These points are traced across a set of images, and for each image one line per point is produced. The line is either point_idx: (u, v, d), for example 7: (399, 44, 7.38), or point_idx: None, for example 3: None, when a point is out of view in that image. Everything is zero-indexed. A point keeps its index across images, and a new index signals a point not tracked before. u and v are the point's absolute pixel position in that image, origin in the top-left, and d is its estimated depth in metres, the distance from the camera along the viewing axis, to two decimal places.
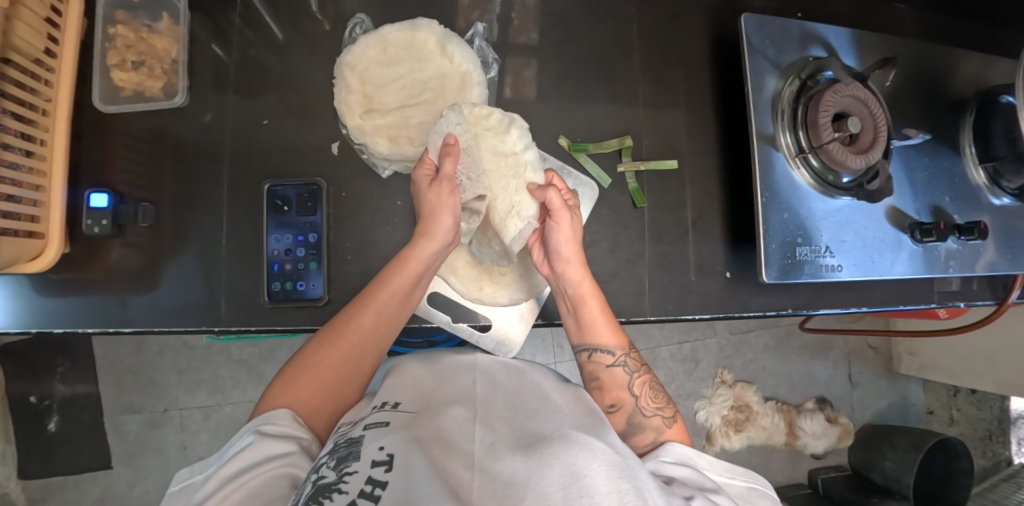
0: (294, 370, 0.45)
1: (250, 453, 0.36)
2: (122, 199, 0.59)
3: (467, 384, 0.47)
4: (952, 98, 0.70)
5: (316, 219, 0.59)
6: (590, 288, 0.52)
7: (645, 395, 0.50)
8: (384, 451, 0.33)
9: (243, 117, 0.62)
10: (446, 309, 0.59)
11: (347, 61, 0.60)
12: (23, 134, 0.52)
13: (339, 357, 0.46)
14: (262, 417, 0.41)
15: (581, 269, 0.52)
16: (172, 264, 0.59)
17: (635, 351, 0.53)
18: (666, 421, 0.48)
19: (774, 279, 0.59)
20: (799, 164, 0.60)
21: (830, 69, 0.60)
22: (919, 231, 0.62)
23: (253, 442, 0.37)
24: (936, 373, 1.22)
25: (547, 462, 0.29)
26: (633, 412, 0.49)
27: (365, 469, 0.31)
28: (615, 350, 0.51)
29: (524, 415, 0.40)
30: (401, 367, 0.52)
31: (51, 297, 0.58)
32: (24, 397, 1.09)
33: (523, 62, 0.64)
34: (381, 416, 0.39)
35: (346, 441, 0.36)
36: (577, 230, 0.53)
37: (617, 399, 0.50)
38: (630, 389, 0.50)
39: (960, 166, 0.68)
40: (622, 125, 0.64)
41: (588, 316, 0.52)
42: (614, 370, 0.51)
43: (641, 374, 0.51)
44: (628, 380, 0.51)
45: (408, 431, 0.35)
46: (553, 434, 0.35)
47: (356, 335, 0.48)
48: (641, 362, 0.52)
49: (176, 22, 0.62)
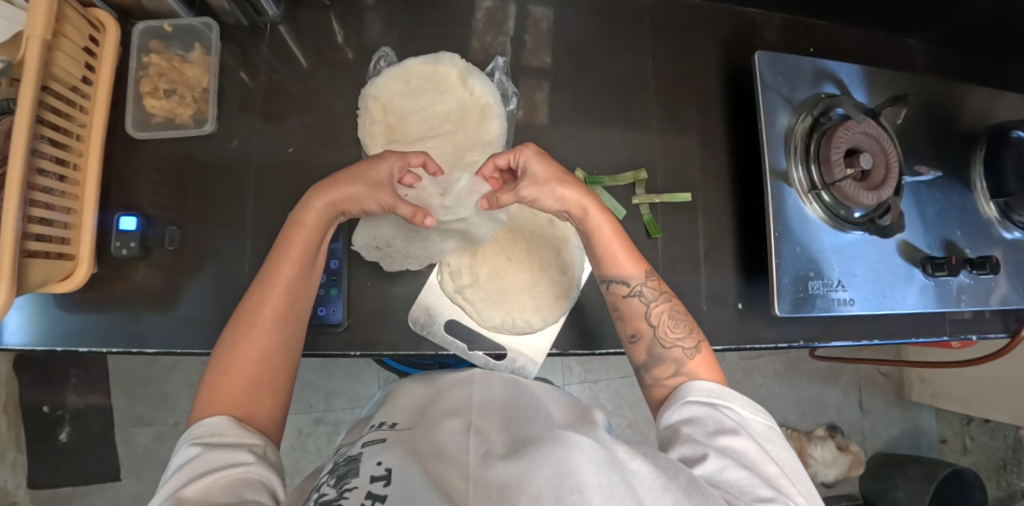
0: (214, 375, 0.42)
1: (198, 466, 0.35)
2: (149, 221, 0.61)
3: (463, 394, 0.48)
4: (963, 133, 0.70)
5: (336, 246, 0.57)
6: (599, 216, 0.51)
7: (665, 324, 0.50)
8: (381, 466, 0.34)
9: (268, 145, 0.64)
10: (462, 337, 0.59)
11: (370, 92, 0.60)
12: (59, 159, 0.54)
13: (256, 347, 0.44)
14: (205, 424, 0.39)
15: (581, 201, 0.51)
16: (195, 286, 0.61)
17: (655, 278, 0.52)
18: (687, 351, 0.48)
19: (787, 312, 0.59)
20: (811, 199, 0.61)
21: (841, 106, 0.61)
22: (931, 265, 0.63)
23: (200, 455, 0.36)
24: (948, 401, 1.21)
25: (539, 462, 0.30)
26: (652, 343, 0.50)
27: (363, 485, 0.32)
28: (632, 278, 0.51)
29: (515, 424, 0.41)
30: (403, 391, 0.53)
31: (76, 317, 0.59)
32: (36, 407, 1.11)
33: (534, 83, 0.66)
34: (376, 436, 0.42)
35: (345, 460, 0.38)
36: (555, 172, 0.51)
37: (637, 330, 0.51)
38: (649, 318, 0.51)
39: (971, 200, 0.69)
40: (637, 156, 0.65)
41: (603, 246, 0.51)
42: (632, 300, 0.51)
43: (661, 302, 0.51)
44: (648, 310, 0.51)
45: (402, 446, 0.36)
46: (542, 437, 0.35)
47: (265, 317, 0.45)
48: (662, 290, 0.52)
49: (207, 52, 0.63)
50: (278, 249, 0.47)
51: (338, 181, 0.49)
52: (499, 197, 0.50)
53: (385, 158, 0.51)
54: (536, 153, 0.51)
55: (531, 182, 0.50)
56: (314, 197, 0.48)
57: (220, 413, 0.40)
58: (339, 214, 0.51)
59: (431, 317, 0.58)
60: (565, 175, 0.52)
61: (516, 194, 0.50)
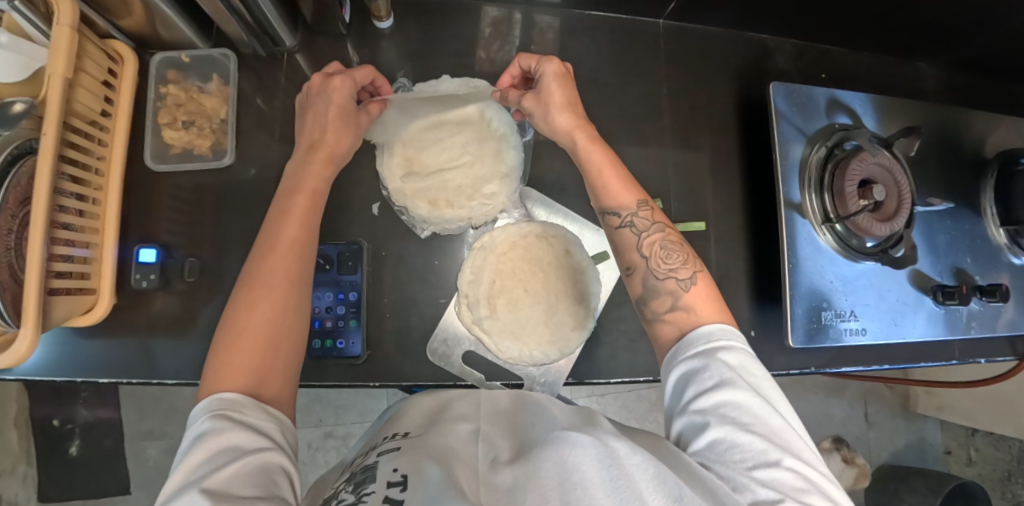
0: (226, 338, 0.42)
1: (218, 446, 0.34)
2: (167, 252, 0.61)
3: (471, 402, 0.48)
4: (974, 160, 0.71)
5: (356, 278, 0.57)
6: (590, 146, 0.52)
7: (655, 255, 0.49)
8: (397, 472, 0.35)
9: (285, 173, 0.64)
10: (479, 367, 0.59)
11: (387, 123, 0.60)
12: (79, 194, 0.54)
13: (269, 306, 0.43)
14: (224, 397, 0.38)
15: (572, 131, 0.53)
16: (214, 316, 0.61)
17: (651, 208, 0.51)
18: (682, 282, 0.47)
19: (799, 343, 0.60)
20: (825, 230, 0.61)
21: (854, 138, 0.61)
22: (942, 293, 0.63)
23: (219, 433, 0.35)
24: (954, 414, 1.22)
25: (543, 462, 0.31)
26: (646, 275, 0.49)
27: (381, 490, 0.33)
28: (624, 210, 0.50)
29: (522, 427, 0.41)
30: (409, 405, 0.52)
31: (96, 347, 0.60)
32: (47, 420, 1.11)
33: None
34: (391, 445, 0.42)
35: (363, 467, 0.40)
36: (560, 97, 0.54)
37: (630, 262, 0.50)
38: (641, 250, 0.49)
39: (981, 227, 0.69)
40: (651, 185, 0.65)
41: (598, 179, 0.51)
42: (623, 232, 0.50)
43: (652, 233, 0.50)
44: (639, 241, 0.50)
45: (415, 451, 0.37)
46: (546, 437, 0.36)
47: (271, 275, 0.45)
48: (656, 221, 0.50)
49: (225, 83, 0.64)
50: (278, 215, 0.48)
51: (325, 145, 0.52)
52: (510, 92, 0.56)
53: (333, 89, 0.52)
54: (558, 68, 0.54)
55: (535, 96, 0.54)
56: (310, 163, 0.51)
57: (229, 388, 0.39)
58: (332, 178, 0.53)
59: (448, 349, 0.58)
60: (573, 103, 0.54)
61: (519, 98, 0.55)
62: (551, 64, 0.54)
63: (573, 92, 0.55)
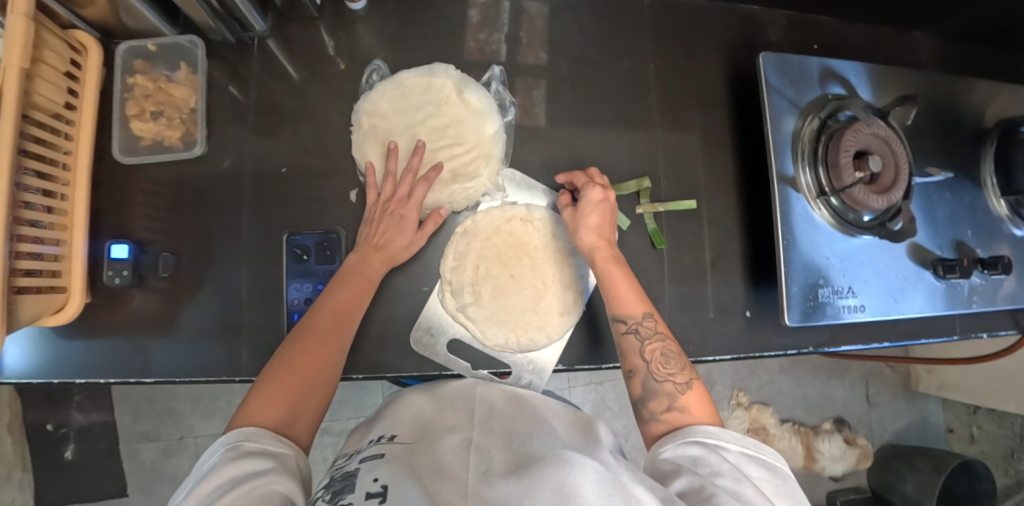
0: (266, 379, 0.42)
1: (231, 471, 0.33)
2: (141, 248, 0.59)
3: (466, 407, 0.49)
4: (974, 130, 0.69)
5: (333, 267, 0.56)
6: (608, 264, 0.52)
7: (657, 361, 0.48)
8: (378, 482, 0.36)
9: (259, 164, 0.62)
10: (465, 356, 0.57)
11: (363, 107, 0.58)
12: (45, 190, 0.52)
13: (314, 358, 0.44)
14: (243, 430, 0.38)
15: (593, 247, 0.53)
16: (193, 313, 0.59)
17: (655, 318, 0.50)
18: (678, 386, 0.46)
19: (796, 322, 0.58)
20: (820, 204, 0.59)
21: (848, 108, 0.60)
22: (942, 267, 0.62)
23: (233, 460, 0.34)
24: (956, 392, 1.21)
25: (537, 480, 0.31)
26: (646, 378, 0.47)
27: (360, 499, 0.34)
28: (630, 316, 0.50)
29: (521, 441, 0.42)
30: (401, 400, 0.53)
31: (74, 347, 0.58)
32: (42, 425, 1.10)
33: (532, 82, 0.63)
34: (376, 450, 0.43)
35: (343, 475, 0.41)
36: (597, 218, 0.54)
37: (632, 365, 0.48)
38: (643, 355, 0.48)
39: (981, 199, 0.67)
40: (640, 165, 0.63)
41: (609, 284, 0.51)
42: (627, 337, 0.50)
43: (656, 340, 0.49)
44: (640, 347, 0.49)
45: (400, 463, 0.38)
46: (544, 456, 0.36)
47: (324, 331, 0.46)
48: (659, 330, 0.50)
49: (193, 72, 0.61)
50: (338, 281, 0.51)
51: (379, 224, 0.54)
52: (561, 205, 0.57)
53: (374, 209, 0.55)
54: (600, 195, 0.54)
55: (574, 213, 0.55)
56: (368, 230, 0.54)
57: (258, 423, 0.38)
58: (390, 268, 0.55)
59: (433, 338, 0.56)
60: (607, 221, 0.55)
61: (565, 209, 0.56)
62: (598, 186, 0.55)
63: (609, 216, 0.55)
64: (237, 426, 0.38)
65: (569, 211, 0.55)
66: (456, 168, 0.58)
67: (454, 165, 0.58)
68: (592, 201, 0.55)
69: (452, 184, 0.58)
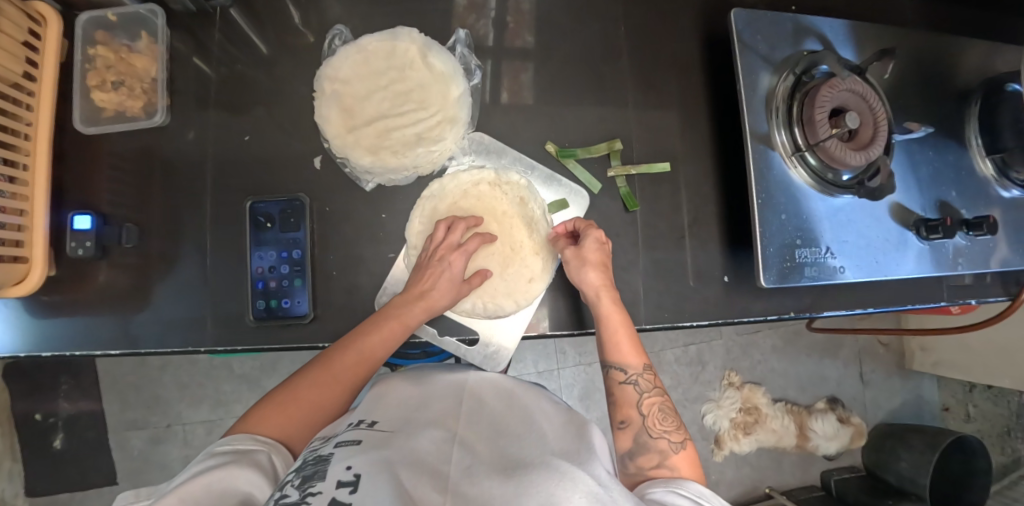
0: (278, 399, 0.46)
1: (198, 467, 0.37)
2: (106, 220, 0.58)
3: (453, 399, 0.48)
4: (957, 89, 0.67)
5: (299, 236, 0.56)
6: (611, 307, 0.52)
7: (654, 416, 0.48)
8: (350, 471, 0.33)
9: (225, 135, 0.61)
10: (433, 322, 0.57)
11: (326, 73, 0.58)
12: (5, 159, 0.52)
13: (327, 392, 0.47)
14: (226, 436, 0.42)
15: (597, 290, 0.52)
16: (161, 286, 0.58)
17: (652, 371, 0.52)
18: (672, 445, 0.46)
19: (772, 283, 0.56)
20: (796, 162, 0.58)
21: (825, 63, 0.58)
22: (925, 228, 0.60)
23: (204, 460, 0.38)
24: (950, 370, 1.19)
25: (526, 490, 0.30)
26: (640, 431, 0.48)
27: (330, 490, 0.31)
28: (630, 368, 0.51)
29: (505, 438, 0.41)
30: (390, 385, 0.52)
31: (42, 321, 0.57)
32: (28, 415, 1.09)
33: (519, 65, 0.62)
34: (352, 437, 0.40)
35: (314, 458, 0.37)
36: (597, 258, 0.53)
37: (627, 416, 0.49)
38: (640, 407, 0.49)
39: (967, 159, 0.65)
40: (611, 129, 0.62)
41: (609, 333, 0.52)
42: (625, 387, 0.51)
43: (653, 395, 0.50)
44: (638, 399, 0.50)
45: (376, 453, 0.35)
46: (532, 462, 0.36)
47: (345, 368, 0.48)
48: (656, 384, 0.51)
49: (154, 41, 0.60)
50: (377, 317, 0.51)
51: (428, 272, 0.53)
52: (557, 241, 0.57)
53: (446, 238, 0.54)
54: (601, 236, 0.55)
55: (575, 249, 0.54)
56: (418, 275, 0.53)
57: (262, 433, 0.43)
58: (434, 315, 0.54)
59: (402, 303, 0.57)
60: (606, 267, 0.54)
61: (563, 247, 0.55)
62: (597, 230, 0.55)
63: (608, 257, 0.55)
64: (232, 433, 0.43)
65: (570, 249, 0.55)
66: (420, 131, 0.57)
67: (417, 128, 0.57)
68: (591, 244, 0.54)
69: (415, 146, 0.57)
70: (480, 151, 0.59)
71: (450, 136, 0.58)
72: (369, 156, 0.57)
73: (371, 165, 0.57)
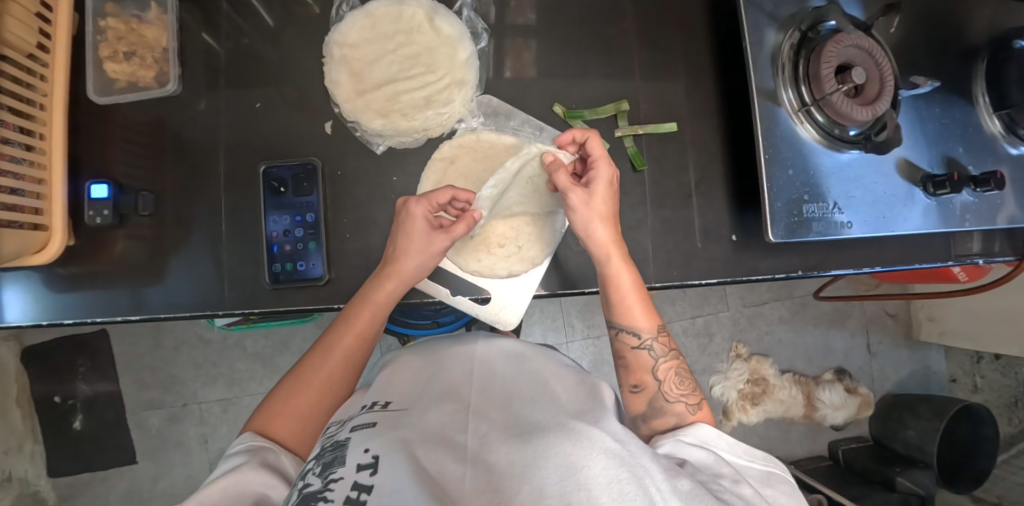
0: (265, 418, 0.46)
1: (218, 469, 0.40)
2: (122, 190, 0.59)
3: (463, 369, 0.48)
4: (963, 45, 0.67)
5: (312, 199, 0.57)
6: (622, 265, 0.51)
7: (669, 380, 0.49)
8: (369, 453, 0.33)
9: (236, 104, 0.62)
10: (447, 284, 0.60)
11: (335, 39, 0.59)
12: (23, 128, 0.52)
13: (310, 398, 0.48)
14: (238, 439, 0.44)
15: (608, 246, 0.51)
16: (178, 253, 0.59)
17: (665, 334, 0.52)
18: (689, 407, 0.47)
19: (780, 238, 0.57)
20: (803, 118, 0.58)
21: (830, 19, 0.58)
22: (932, 184, 0.60)
23: (224, 461, 0.41)
24: (957, 339, 1.19)
25: (543, 456, 0.30)
26: (655, 395, 0.48)
27: (351, 474, 0.31)
28: (643, 331, 0.50)
29: (518, 403, 0.41)
30: (398, 359, 0.54)
31: (60, 290, 0.58)
32: (48, 397, 1.11)
33: (521, 42, 0.62)
34: (367, 418, 0.40)
35: (333, 444, 0.37)
36: (604, 207, 0.52)
37: (641, 380, 0.49)
38: (655, 373, 0.49)
39: (974, 116, 0.65)
40: (618, 90, 0.63)
41: (619, 294, 0.51)
42: (640, 353, 0.50)
43: (669, 359, 0.50)
44: (655, 364, 0.50)
45: (392, 433, 0.36)
46: (548, 425, 0.35)
47: (323, 377, 0.49)
48: (670, 347, 0.51)
49: (164, 11, 0.61)
50: (346, 314, 0.52)
51: (396, 260, 0.52)
52: (560, 171, 0.51)
53: (411, 209, 0.52)
54: (611, 176, 0.52)
55: (586, 196, 0.51)
56: (388, 275, 0.52)
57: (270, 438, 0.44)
58: (402, 292, 0.54)
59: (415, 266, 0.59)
60: (611, 217, 0.53)
61: (570, 185, 0.51)
62: (609, 169, 0.52)
63: (613, 202, 0.54)
64: (244, 437, 0.44)
65: (580, 193, 0.51)
66: (432, 94, 0.58)
67: (428, 90, 0.59)
68: (600, 191, 0.52)
69: (424, 109, 0.58)
70: (489, 112, 0.61)
71: (456, 96, 0.59)
72: (382, 116, 0.58)
73: (382, 128, 0.58)
